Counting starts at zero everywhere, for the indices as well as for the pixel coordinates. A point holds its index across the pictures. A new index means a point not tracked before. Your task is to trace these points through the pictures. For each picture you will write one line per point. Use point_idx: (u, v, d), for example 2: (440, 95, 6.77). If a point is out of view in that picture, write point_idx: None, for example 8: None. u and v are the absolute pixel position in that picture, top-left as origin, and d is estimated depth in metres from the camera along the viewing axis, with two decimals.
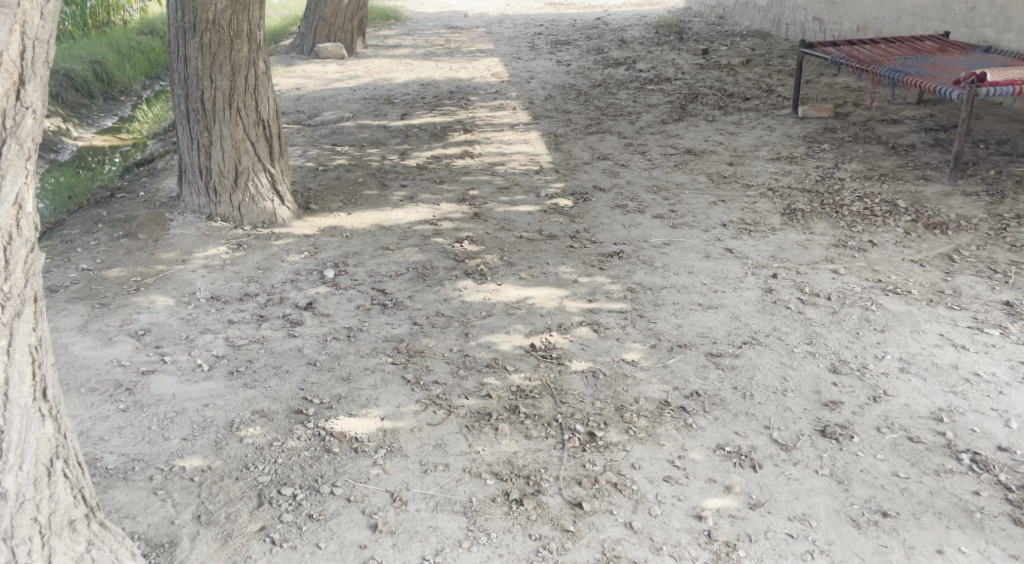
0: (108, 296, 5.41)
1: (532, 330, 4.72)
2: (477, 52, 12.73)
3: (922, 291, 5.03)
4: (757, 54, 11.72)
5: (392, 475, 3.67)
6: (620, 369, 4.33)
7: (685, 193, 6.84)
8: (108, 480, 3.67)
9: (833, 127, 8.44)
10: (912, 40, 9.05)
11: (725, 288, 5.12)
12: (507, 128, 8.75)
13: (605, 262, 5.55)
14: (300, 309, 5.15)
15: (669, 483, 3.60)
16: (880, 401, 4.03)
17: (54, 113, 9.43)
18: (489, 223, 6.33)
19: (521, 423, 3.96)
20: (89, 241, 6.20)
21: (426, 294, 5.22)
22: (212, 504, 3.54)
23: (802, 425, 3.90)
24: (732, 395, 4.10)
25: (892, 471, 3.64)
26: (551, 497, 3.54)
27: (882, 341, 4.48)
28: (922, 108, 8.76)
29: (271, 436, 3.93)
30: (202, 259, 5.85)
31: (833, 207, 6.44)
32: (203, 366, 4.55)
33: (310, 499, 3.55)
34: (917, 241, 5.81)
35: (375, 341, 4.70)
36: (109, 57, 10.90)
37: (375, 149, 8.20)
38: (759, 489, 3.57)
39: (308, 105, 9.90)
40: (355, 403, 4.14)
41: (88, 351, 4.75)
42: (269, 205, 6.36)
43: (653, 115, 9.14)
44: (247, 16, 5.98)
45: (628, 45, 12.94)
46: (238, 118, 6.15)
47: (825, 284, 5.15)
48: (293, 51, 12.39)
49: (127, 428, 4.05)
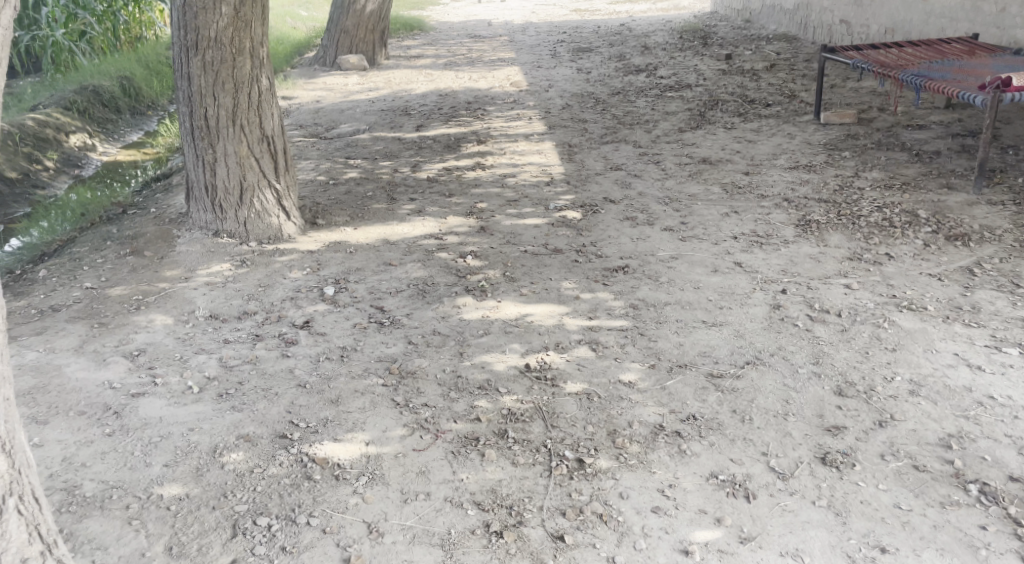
0: (108, 315, 5.36)
1: (529, 350, 4.58)
2: (498, 61, 12.62)
3: (938, 307, 4.82)
4: (782, 59, 11.46)
5: (371, 504, 3.58)
6: (616, 391, 4.17)
7: (698, 204, 6.66)
8: (84, 509, 3.64)
9: (856, 133, 8.22)
10: (939, 43, 8.79)
11: (731, 305, 4.94)
12: (522, 138, 8.62)
13: (609, 277, 5.40)
14: (296, 328, 5.05)
15: (657, 514, 3.45)
16: (886, 426, 3.85)
17: (80, 129, 9.46)
18: (494, 237, 6.20)
19: (508, 448, 3.83)
20: (96, 259, 6.16)
21: (424, 312, 5.10)
22: (185, 535, 3.49)
23: (801, 452, 3.72)
24: (730, 419, 3.93)
25: (895, 503, 3.46)
26: (533, 529, 3.42)
27: (893, 361, 4.28)
28: (950, 113, 8.50)
29: (253, 462, 3.85)
30: (204, 276, 5.79)
31: (850, 217, 6.24)
32: (194, 389, 4.46)
33: (286, 530, 3.48)
34: (936, 254, 5.60)
35: (367, 361, 4.59)
36: (138, 73, 10.89)
37: (386, 162, 8.11)
38: (751, 522, 3.41)
39: (326, 117, 9.84)
40: (342, 427, 4.03)
41: (82, 372, 4.68)
42: (275, 221, 6.29)
43: (671, 123, 8.96)
44: (250, 33, 5.91)
45: (651, 51, 12.75)
46: (243, 135, 6.08)
47: (837, 300, 4.96)
48: (315, 63, 12.35)
49: (110, 454, 3.98)
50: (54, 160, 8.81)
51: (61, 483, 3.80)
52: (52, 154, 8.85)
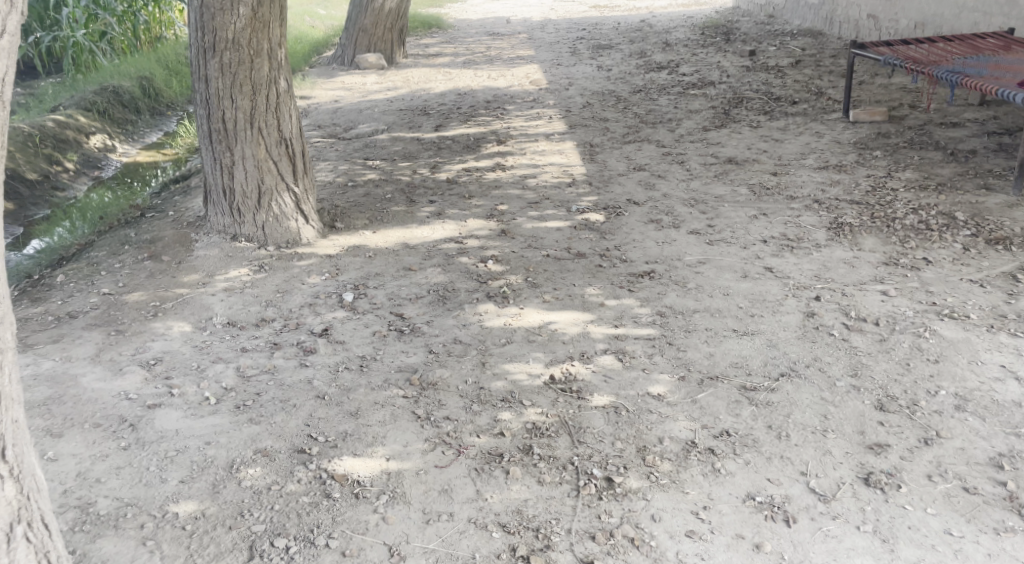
0: (125, 322, 5.24)
1: (553, 360, 4.47)
2: (517, 59, 12.49)
3: (982, 316, 4.63)
4: (807, 54, 11.25)
5: (392, 525, 3.45)
6: (645, 404, 4.04)
7: (724, 206, 6.51)
8: (98, 528, 3.52)
9: (887, 131, 8.01)
10: (973, 39, 8.57)
11: (763, 312, 4.80)
12: (542, 138, 8.49)
13: (635, 283, 5.29)
14: (314, 336, 4.92)
15: (691, 538, 3.31)
16: (931, 444, 3.67)
17: (100, 130, 9.37)
18: (515, 240, 6.08)
19: (534, 466, 3.70)
20: (113, 264, 6.04)
21: (445, 320, 4.98)
22: (200, 557, 3.38)
23: (843, 472, 3.56)
24: (766, 435, 3.77)
25: (945, 529, 3.29)
26: (561, 554, 3.29)
27: (936, 374, 4.10)
28: (984, 110, 8.28)
29: (271, 479, 3.72)
30: (222, 282, 5.67)
31: (885, 220, 6.04)
32: (211, 400, 4.34)
33: (304, 552, 3.36)
34: (976, 259, 5.39)
35: (387, 370, 4.48)
36: (158, 73, 10.81)
37: (405, 163, 8.00)
38: (793, 548, 3.25)
39: (345, 117, 9.73)
40: (362, 441, 3.91)
41: (98, 382, 4.56)
42: (293, 225, 6.17)
43: (695, 121, 8.79)
44: (268, 34, 5.79)
45: (673, 48, 12.57)
46: (261, 137, 5.96)
47: (874, 308, 4.79)
48: (334, 62, 12.26)
49: (125, 469, 3.86)
50: (74, 161, 8.73)
51: (74, 500, 3.68)
52: (73, 155, 8.77)
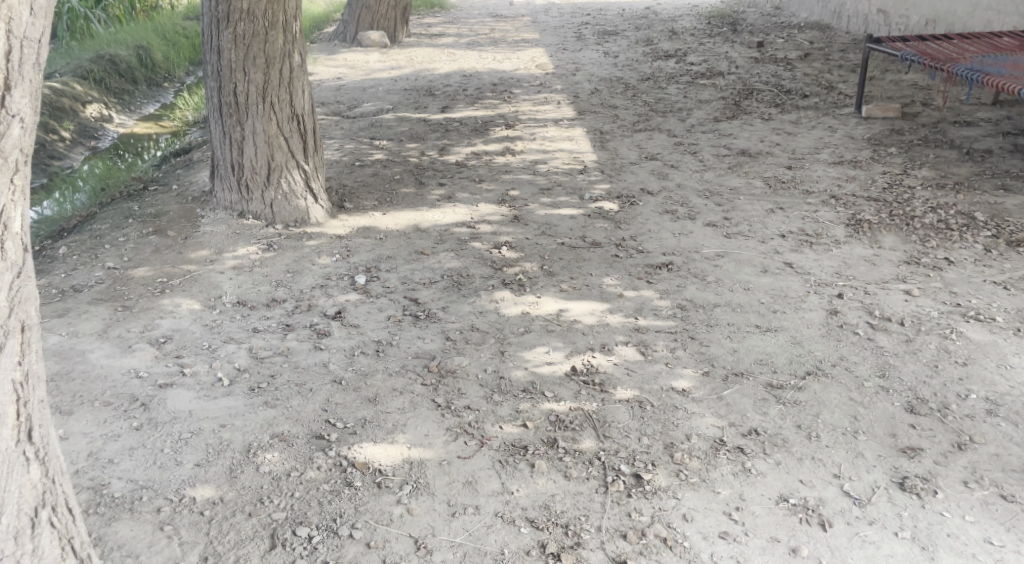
0: (132, 297, 5.13)
1: (573, 351, 4.39)
2: (522, 42, 12.34)
3: (1007, 318, 4.58)
4: (816, 48, 11.17)
5: (417, 517, 3.39)
6: (670, 400, 3.97)
7: (740, 198, 6.44)
8: (113, 511, 3.43)
9: (902, 127, 7.95)
10: (989, 37, 8.50)
11: (786, 309, 4.73)
12: (551, 123, 8.38)
13: (653, 274, 5.22)
14: (327, 319, 4.83)
15: (725, 540, 3.25)
16: (965, 450, 3.62)
17: (97, 99, 9.19)
18: (529, 227, 5.99)
19: (560, 459, 3.63)
20: (118, 237, 5.92)
21: (460, 306, 4.89)
22: (220, 544, 3.29)
23: (877, 476, 3.50)
24: (796, 436, 3.71)
25: (985, 537, 3.24)
26: (592, 552, 3.23)
27: (965, 378, 4.04)
28: (998, 110, 8.22)
29: (290, 465, 3.64)
30: (232, 260, 5.56)
31: (904, 217, 5.98)
32: (224, 381, 4.24)
33: (328, 543, 3.29)
34: (998, 260, 5.34)
35: (404, 357, 4.39)
36: (154, 43, 10.61)
37: (413, 144, 7.88)
38: (831, 553, 3.20)
39: (349, 95, 9.59)
40: (381, 429, 3.83)
41: (106, 360, 4.46)
42: (302, 203, 6.04)
43: (705, 112, 8.69)
44: (283, 6, 5.65)
45: (679, 36, 12.46)
46: (273, 112, 5.83)
47: (898, 307, 4.73)
48: (336, 39, 12.10)
49: (139, 450, 3.77)
50: (70, 130, 8.56)
51: (87, 481, 3.59)
52: (68, 124, 8.60)
